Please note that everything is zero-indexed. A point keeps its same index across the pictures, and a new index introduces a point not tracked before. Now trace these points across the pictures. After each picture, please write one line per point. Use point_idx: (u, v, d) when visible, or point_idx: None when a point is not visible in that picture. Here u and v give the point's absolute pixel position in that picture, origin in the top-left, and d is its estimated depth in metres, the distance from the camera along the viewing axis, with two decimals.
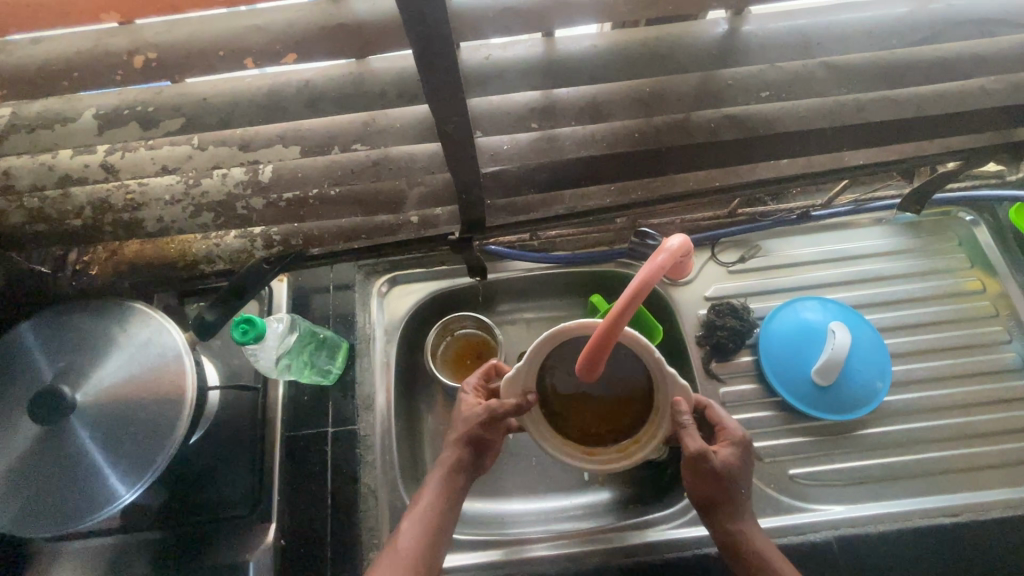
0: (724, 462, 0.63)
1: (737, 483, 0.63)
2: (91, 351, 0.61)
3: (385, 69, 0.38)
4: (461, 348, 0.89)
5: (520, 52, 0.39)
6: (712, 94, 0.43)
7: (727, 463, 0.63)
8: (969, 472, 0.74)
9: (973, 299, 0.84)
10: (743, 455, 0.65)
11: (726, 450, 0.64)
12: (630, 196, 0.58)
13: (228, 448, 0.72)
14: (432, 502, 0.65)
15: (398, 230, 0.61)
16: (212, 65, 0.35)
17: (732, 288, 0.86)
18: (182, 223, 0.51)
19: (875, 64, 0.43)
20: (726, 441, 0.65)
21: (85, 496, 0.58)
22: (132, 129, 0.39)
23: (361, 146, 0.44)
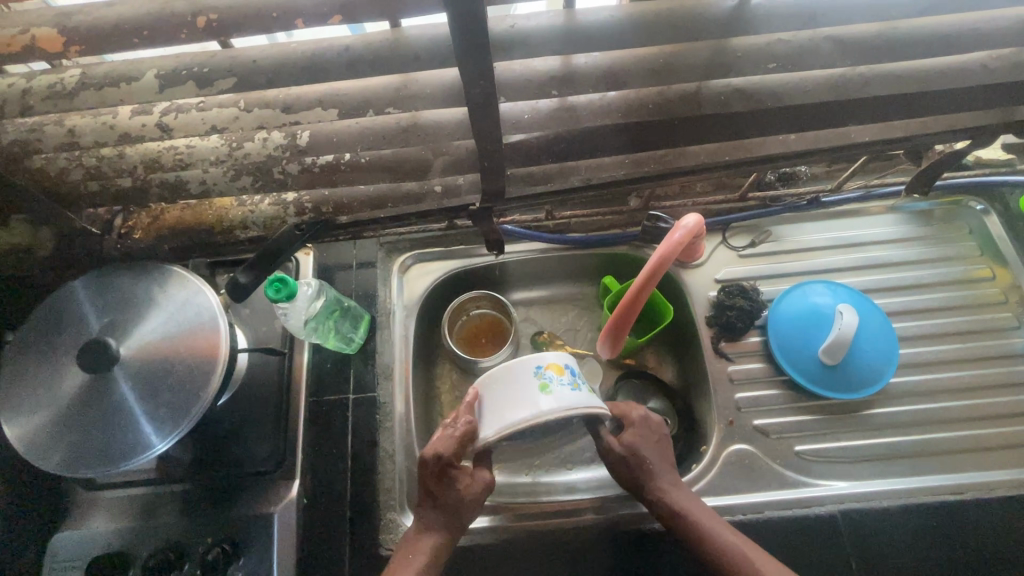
0: (629, 445, 0.69)
1: (653, 463, 0.68)
2: (133, 310, 0.66)
3: (419, 34, 0.42)
4: (475, 324, 0.92)
5: (543, 20, 0.42)
6: (723, 64, 0.46)
7: (636, 445, 0.69)
8: (976, 453, 0.75)
9: (982, 286, 0.85)
10: (652, 435, 0.71)
11: (631, 432, 0.70)
12: (642, 171, 0.61)
13: (254, 410, 0.75)
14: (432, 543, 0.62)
15: (422, 200, 0.64)
16: (265, 26, 0.39)
17: (742, 272, 0.88)
18: (224, 185, 0.55)
19: (879, 38, 0.45)
20: (631, 424, 0.71)
21: (125, 444, 0.61)
22: (188, 88, 0.43)
23: (393, 110, 0.47)
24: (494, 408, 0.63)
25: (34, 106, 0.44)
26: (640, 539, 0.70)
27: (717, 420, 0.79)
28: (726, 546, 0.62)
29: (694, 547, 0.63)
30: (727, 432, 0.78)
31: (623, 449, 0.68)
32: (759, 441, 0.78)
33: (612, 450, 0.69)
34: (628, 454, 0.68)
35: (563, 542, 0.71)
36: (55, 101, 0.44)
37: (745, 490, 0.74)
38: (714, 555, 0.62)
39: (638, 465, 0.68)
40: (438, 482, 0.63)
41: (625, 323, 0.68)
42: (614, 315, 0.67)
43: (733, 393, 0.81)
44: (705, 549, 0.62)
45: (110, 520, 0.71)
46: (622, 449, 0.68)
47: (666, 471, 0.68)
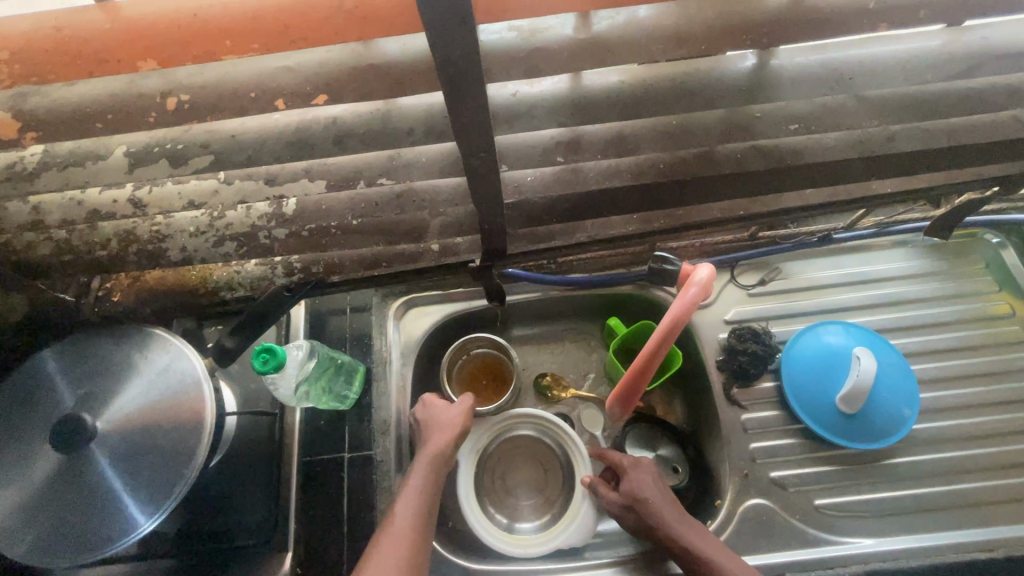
0: (629, 498, 0.68)
1: (654, 511, 0.65)
2: (111, 378, 0.62)
3: (413, 106, 0.38)
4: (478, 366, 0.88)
5: (548, 87, 0.39)
6: (741, 128, 0.43)
7: (633, 495, 0.67)
8: (1004, 505, 0.72)
9: (1002, 324, 0.82)
10: (648, 480, 0.69)
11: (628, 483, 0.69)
12: (651, 225, 0.58)
13: (243, 475, 0.71)
14: (419, 494, 0.64)
15: (418, 257, 0.60)
16: (242, 106, 0.35)
17: (752, 311, 0.85)
18: (205, 253, 0.52)
19: (909, 97, 0.42)
20: (627, 471, 0.70)
21: (104, 526, 0.57)
22: (161, 166, 0.39)
23: (387, 180, 0.44)
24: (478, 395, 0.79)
25: None
26: None
27: (732, 472, 0.76)
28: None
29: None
30: (743, 485, 0.75)
31: (622, 504, 0.68)
32: (777, 495, 0.74)
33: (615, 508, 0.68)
34: (630, 510, 0.67)
35: None
36: (16, 182, 0.41)
37: (764, 549, 0.70)
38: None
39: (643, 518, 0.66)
40: (426, 410, 0.75)
41: (634, 390, 0.64)
42: (622, 381, 0.63)
43: (748, 443, 0.77)
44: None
45: None
46: (620, 504, 0.68)
47: (668, 517, 0.65)
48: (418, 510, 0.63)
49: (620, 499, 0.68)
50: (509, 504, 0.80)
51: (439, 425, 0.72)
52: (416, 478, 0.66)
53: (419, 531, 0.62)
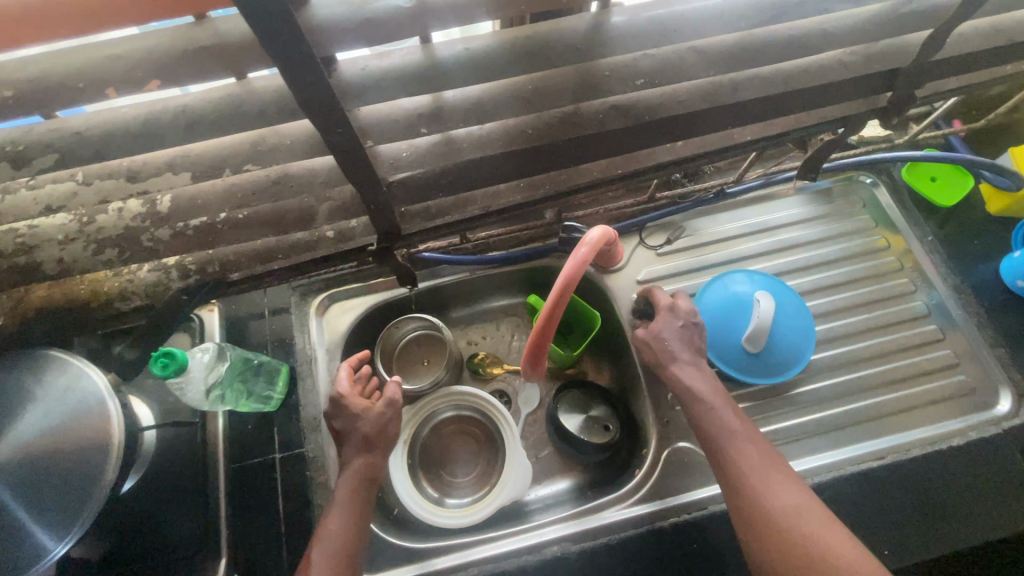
0: (699, 390, 0.71)
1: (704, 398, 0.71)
2: (8, 407, 0.59)
3: (262, 87, 0.39)
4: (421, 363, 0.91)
5: (395, 59, 0.40)
6: (592, 85, 0.46)
7: (693, 379, 0.72)
8: (893, 417, 0.79)
9: (881, 256, 0.90)
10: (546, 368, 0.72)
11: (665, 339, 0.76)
12: (539, 191, 0.60)
13: (168, 491, 0.69)
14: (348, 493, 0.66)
15: (316, 246, 0.60)
16: (74, 97, 0.34)
17: (662, 270, 0.89)
18: (84, 260, 0.51)
19: (738, 46, 0.46)
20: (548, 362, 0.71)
21: (12, 555, 0.56)
22: (3, 170, 0.38)
23: (254, 166, 0.44)
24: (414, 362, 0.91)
25: None
26: (592, 554, 0.71)
27: (654, 421, 0.80)
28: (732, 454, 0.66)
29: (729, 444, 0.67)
30: (665, 432, 0.79)
31: (699, 400, 0.71)
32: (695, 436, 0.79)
33: (662, 365, 0.74)
34: (706, 407, 0.70)
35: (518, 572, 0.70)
36: None
37: (687, 487, 0.75)
38: (772, 528, 0.60)
39: (707, 426, 0.69)
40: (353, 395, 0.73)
41: (541, 341, 0.66)
42: (532, 333, 0.65)
43: (667, 392, 0.82)
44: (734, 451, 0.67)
45: None
46: (703, 396, 0.71)
47: (733, 421, 0.69)
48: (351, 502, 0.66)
49: (694, 390, 0.71)
50: (447, 486, 0.85)
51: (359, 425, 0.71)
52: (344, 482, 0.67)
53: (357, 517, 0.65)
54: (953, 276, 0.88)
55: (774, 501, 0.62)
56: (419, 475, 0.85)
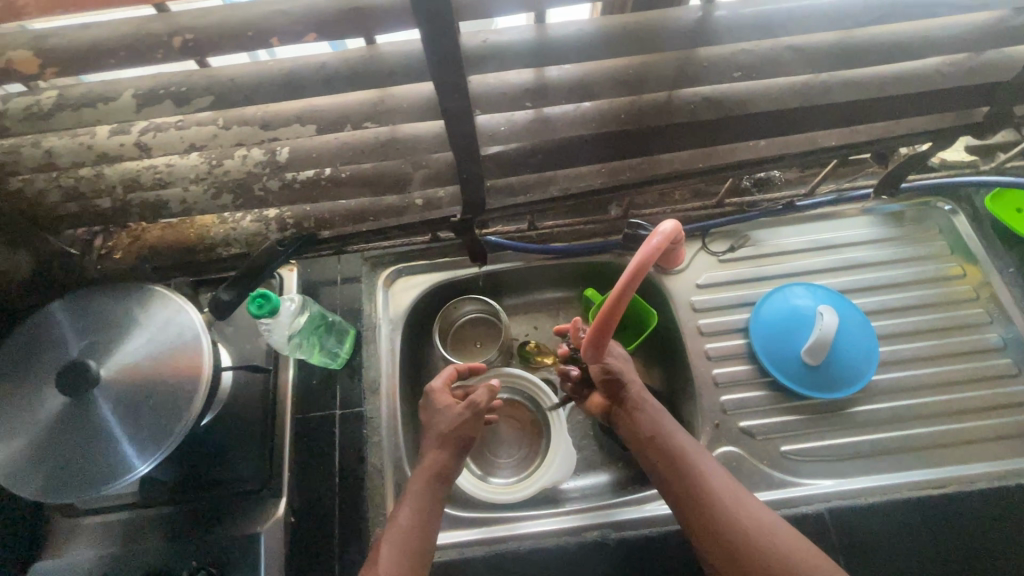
0: (639, 392, 0.74)
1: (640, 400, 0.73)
2: (116, 332, 0.65)
3: (394, 51, 0.43)
4: (473, 345, 0.94)
5: (513, 35, 0.44)
6: (690, 74, 0.48)
7: (633, 380, 0.74)
8: (956, 447, 0.77)
9: (955, 283, 0.88)
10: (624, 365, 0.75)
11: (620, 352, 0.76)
12: (619, 177, 0.62)
13: (238, 430, 0.74)
14: (413, 506, 0.68)
15: (403, 212, 0.65)
16: (241, 44, 0.39)
17: (723, 276, 0.89)
18: (203, 203, 0.57)
19: (837, 46, 0.48)
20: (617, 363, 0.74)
21: (106, 466, 0.60)
22: (166, 107, 0.44)
23: (372, 124, 0.48)
24: (467, 343, 0.94)
25: (13, 127, 0.45)
26: (633, 544, 0.71)
27: (704, 423, 0.80)
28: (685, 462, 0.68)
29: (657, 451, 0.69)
30: (714, 435, 0.79)
31: (645, 399, 0.73)
32: (745, 442, 0.79)
33: (619, 374, 0.73)
34: (649, 408, 0.72)
35: (558, 552, 0.71)
36: (32, 122, 0.44)
37: None
38: (722, 522, 0.63)
39: (649, 427, 0.71)
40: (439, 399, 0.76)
41: (604, 330, 0.67)
42: (594, 322, 0.67)
43: (719, 396, 0.82)
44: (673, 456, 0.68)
45: (91, 547, 0.69)
46: (641, 398, 0.73)
47: (666, 419, 0.72)
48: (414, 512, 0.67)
49: (637, 392, 0.73)
50: (490, 466, 0.87)
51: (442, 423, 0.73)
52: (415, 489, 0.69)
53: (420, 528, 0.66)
54: None
55: (718, 492, 0.65)
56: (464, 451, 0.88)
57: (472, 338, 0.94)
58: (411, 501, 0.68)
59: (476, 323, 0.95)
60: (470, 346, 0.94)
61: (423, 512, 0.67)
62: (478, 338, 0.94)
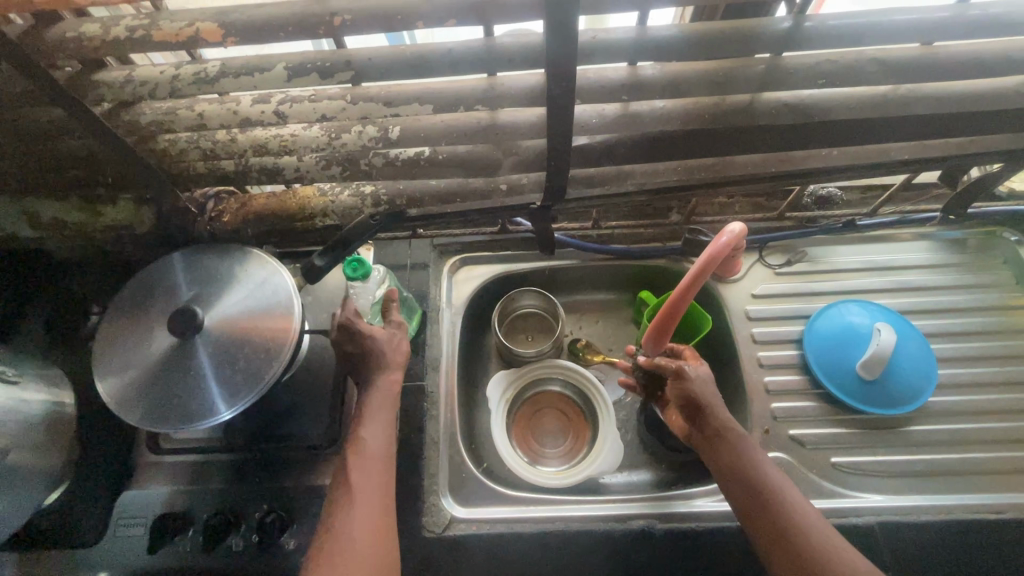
0: (722, 419, 0.67)
1: (722, 428, 0.66)
2: (219, 287, 0.72)
3: (514, 41, 0.49)
4: (525, 335, 0.99)
5: (620, 33, 0.49)
6: (775, 77, 0.52)
7: (717, 407, 0.67)
8: (1015, 475, 0.75)
9: (1018, 313, 0.87)
10: (704, 380, 0.69)
11: (701, 375, 0.69)
12: (693, 177, 0.66)
13: (311, 391, 0.80)
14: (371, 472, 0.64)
15: (487, 196, 0.70)
16: (389, 25, 0.46)
17: (779, 288, 0.91)
18: (316, 173, 0.63)
19: (918, 59, 0.51)
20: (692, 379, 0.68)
21: (199, 405, 0.66)
22: (312, 78, 0.50)
23: (482, 107, 0.54)
24: (518, 332, 0.99)
25: (181, 89, 0.52)
26: (678, 537, 0.73)
27: (754, 428, 0.81)
28: (779, 501, 0.61)
29: (743, 484, 0.63)
30: (764, 440, 0.80)
31: (728, 427, 0.66)
32: (795, 450, 0.79)
33: (698, 400, 0.67)
34: (733, 437, 0.66)
35: (604, 535, 0.73)
36: (197, 85, 0.52)
37: None
38: (815, 574, 0.57)
39: (731, 460, 0.65)
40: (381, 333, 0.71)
41: (671, 316, 0.71)
42: (664, 308, 0.71)
43: (770, 403, 0.83)
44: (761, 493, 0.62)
45: (170, 484, 0.75)
46: (724, 427, 0.66)
47: (751, 450, 0.65)
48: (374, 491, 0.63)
49: (720, 420, 0.67)
50: (537, 453, 0.90)
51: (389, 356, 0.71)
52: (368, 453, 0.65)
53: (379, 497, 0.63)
54: None
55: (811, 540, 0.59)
56: (513, 437, 0.91)
57: (524, 328, 0.99)
58: (365, 469, 0.64)
59: (531, 316, 0.99)
60: (521, 335, 0.99)
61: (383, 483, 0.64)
62: (530, 330, 0.99)
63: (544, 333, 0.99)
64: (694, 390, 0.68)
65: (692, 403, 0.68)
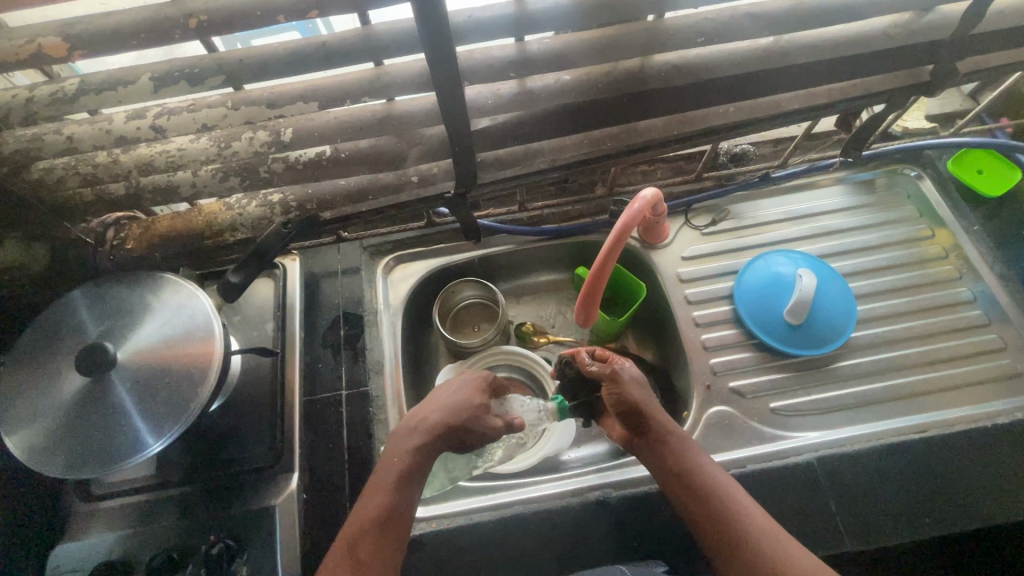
0: (664, 420, 0.69)
1: (665, 433, 0.68)
2: (131, 317, 0.68)
3: (388, 28, 0.48)
4: (470, 327, 0.98)
5: (496, 11, 0.49)
6: (658, 41, 0.53)
7: (655, 409, 0.70)
8: (934, 395, 0.81)
9: (925, 244, 0.92)
10: (642, 383, 0.72)
11: (632, 381, 0.72)
12: (601, 148, 0.67)
13: (249, 412, 0.77)
14: (390, 492, 0.64)
15: (400, 189, 0.68)
16: (249, 23, 0.44)
17: (707, 248, 0.93)
18: (212, 185, 0.60)
19: (787, 9, 0.53)
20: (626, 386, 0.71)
21: (122, 446, 0.62)
22: (181, 87, 0.48)
23: (370, 98, 0.52)
24: (462, 324, 0.98)
25: (40, 112, 0.49)
26: (634, 501, 0.74)
27: (696, 386, 0.84)
28: (721, 496, 0.63)
29: (683, 484, 0.65)
30: (706, 396, 0.83)
31: (671, 430, 0.69)
32: (736, 402, 0.82)
33: (634, 403, 0.69)
34: (677, 440, 0.68)
35: (562, 510, 0.74)
36: (57, 106, 0.49)
37: (727, 447, 0.78)
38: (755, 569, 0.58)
39: (676, 463, 0.66)
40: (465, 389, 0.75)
41: (601, 272, 0.72)
42: (592, 268, 0.72)
43: (709, 359, 0.85)
44: (699, 490, 0.64)
45: (108, 530, 0.71)
46: (667, 431, 0.68)
47: (699, 455, 0.67)
48: (383, 507, 0.63)
49: (663, 424, 0.69)
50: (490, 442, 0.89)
51: (454, 408, 0.71)
52: (387, 484, 0.65)
53: (382, 529, 0.62)
54: (1000, 266, 0.89)
55: (756, 538, 0.60)
56: None
57: (467, 320, 0.98)
58: (381, 490, 0.65)
59: (474, 305, 0.98)
60: (466, 327, 0.98)
61: (391, 509, 0.63)
62: (475, 320, 0.98)
63: (488, 321, 0.98)
64: (627, 393, 0.70)
65: (628, 405, 0.70)
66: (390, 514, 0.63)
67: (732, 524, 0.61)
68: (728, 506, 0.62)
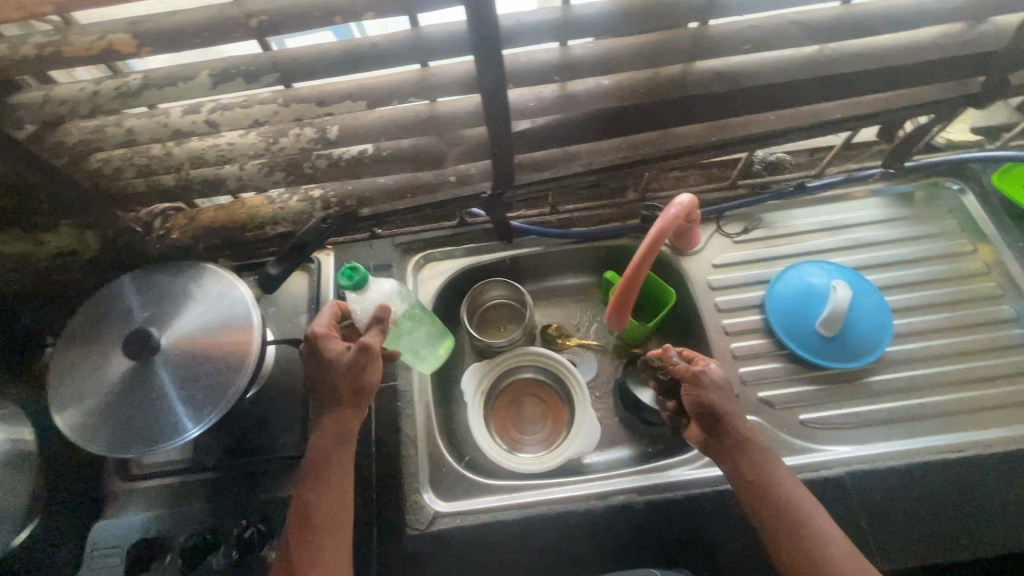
0: (743, 428, 0.67)
1: (743, 442, 0.66)
2: (174, 304, 0.70)
3: (437, 31, 0.49)
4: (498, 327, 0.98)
5: (543, 15, 0.49)
6: (702, 47, 0.53)
7: (735, 416, 0.68)
8: (973, 414, 0.78)
9: (966, 259, 0.90)
10: (727, 382, 0.70)
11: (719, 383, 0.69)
12: (638, 152, 0.67)
13: (282, 401, 0.79)
14: (328, 477, 0.64)
15: (437, 188, 0.70)
16: (306, 23, 0.45)
17: (739, 256, 0.92)
18: (259, 178, 0.62)
19: (835, 18, 0.53)
20: (712, 387, 0.68)
21: (163, 429, 0.64)
22: (237, 83, 0.50)
23: (416, 98, 0.54)
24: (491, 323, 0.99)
25: (105, 105, 0.51)
26: (659, 507, 0.74)
27: None
28: (798, 512, 0.62)
29: (759, 498, 0.64)
30: None
31: (751, 440, 0.67)
32: (765, 412, 0.81)
33: (717, 409, 0.67)
34: (755, 450, 0.66)
35: (586, 513, 0.74)
36: (121, 100, 0.51)
37: None
38: None
39: (754, 474, 0.65)
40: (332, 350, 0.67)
41: (631, 282, 0.73)
42: (626, 275, 0.72)
43: (738, 368, 0.85)
44: (776, 505, 0.63)
45: (145, 509, 0.74)
46: (747, 439, 0.66)
47: (777, 467, 0.65)
48: (322, 493, 0.64)
49: (743, 432, 0.67)
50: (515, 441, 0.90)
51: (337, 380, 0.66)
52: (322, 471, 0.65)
53: (332, 511, 0.63)
54: None
55: (834, 558, 0.59)
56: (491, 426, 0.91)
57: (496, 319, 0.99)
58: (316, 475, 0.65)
59: (502, 306, 0.98)
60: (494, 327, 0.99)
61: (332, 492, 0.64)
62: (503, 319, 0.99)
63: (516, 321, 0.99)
64: (709, 396, 0.68)
65: (711, 409, 0.67)
66: (333, 496, 0.64)
67: (810, 542, 0.60)
68: (805, 523, 0.61)
